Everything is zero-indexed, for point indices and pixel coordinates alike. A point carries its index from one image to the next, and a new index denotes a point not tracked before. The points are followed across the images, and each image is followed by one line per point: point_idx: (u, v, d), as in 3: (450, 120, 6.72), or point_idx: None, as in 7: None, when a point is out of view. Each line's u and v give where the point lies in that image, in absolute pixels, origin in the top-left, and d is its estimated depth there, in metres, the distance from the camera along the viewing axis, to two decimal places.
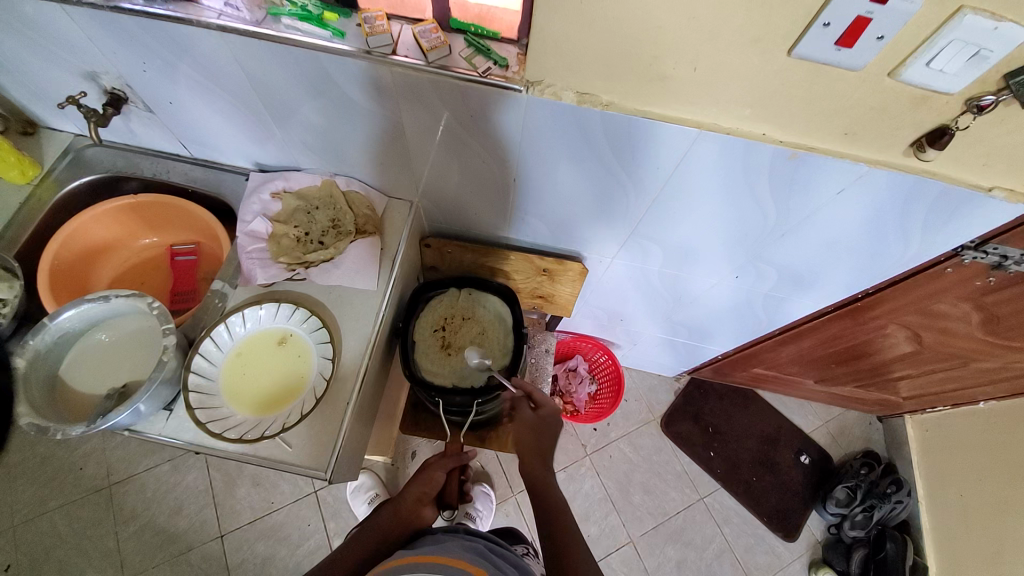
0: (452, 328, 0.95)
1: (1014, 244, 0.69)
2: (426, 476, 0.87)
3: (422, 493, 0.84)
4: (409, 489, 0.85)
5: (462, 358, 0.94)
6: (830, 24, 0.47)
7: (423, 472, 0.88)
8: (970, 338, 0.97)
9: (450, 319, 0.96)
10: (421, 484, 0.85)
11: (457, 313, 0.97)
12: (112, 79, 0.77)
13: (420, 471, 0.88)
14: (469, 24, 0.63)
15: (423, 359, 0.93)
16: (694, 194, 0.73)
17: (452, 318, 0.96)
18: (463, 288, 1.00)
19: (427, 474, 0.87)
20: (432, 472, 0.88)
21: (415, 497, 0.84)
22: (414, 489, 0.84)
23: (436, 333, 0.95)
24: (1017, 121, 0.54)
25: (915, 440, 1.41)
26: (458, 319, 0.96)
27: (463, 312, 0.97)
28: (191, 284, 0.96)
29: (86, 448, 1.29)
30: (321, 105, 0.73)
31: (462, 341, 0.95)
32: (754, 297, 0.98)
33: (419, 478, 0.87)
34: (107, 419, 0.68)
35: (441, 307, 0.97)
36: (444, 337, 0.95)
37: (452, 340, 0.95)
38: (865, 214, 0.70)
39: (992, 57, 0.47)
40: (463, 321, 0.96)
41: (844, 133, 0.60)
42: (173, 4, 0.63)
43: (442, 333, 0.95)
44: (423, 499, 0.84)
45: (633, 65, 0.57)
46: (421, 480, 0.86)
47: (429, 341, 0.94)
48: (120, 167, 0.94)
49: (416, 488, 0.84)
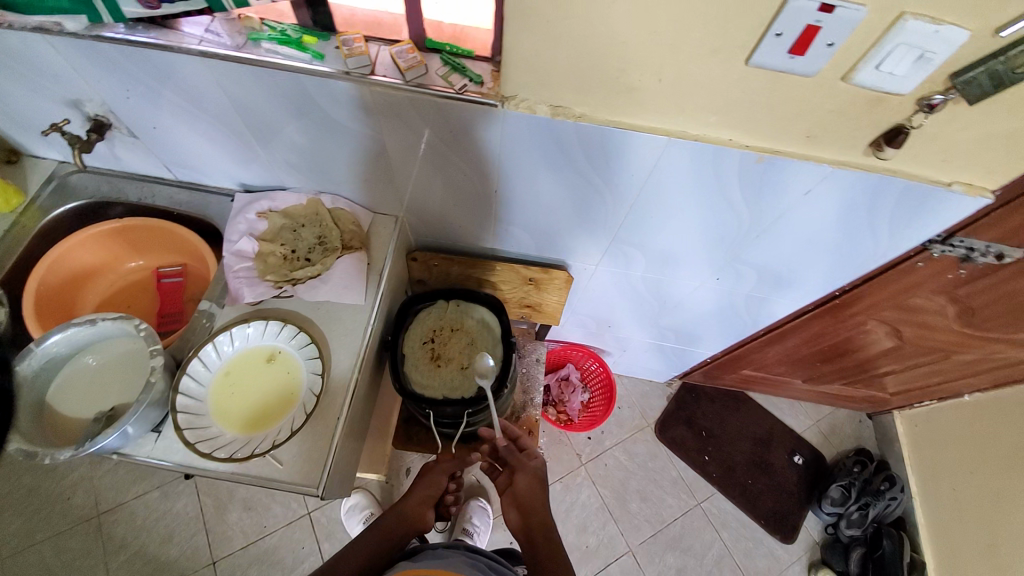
0: (442, 339, 0.96)
1: (979, 236, 0.73)
2: (430, 479, 0.88)
3: (426, 496, 0.86)
4: (413, 491, 0.87)
5: (452, 369, 0.94)
6: (782, 34, 0.50)
7: (426, 474, 0.89)
8: (948, 331, 0.99)
9: (439, 331, 0.97)
10: (425, 486, 0.87)
11: (446, 325, 0.98)
12: (96, 106, 0.78)
13: (422, 474, 0.89)
14: (445, 44, 0.66)
15: (414, 371, 0.93)
16: (669, 200, 0.76)
17: (441, 329, 0.97)
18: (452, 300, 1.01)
19: (428, 478, 0.88)
20: (433, 475, 0.89)
21: (419, 499, 0.85)
22: (419, 492, 0.86)
23: (426, 345, 0.95)
24: (967, 118, 0.57)
25: (905, 436, 1.42)
26: (447, 331, 0.97)
27: (452, 323, 0.98)
28: (177, 306, 0.96)
29: (74, 477, 1.27)
30: (304, 125, 0.75)
31: (451, 352, 0.95)
32: (737, 298, 1.00)
33: (422, 480, 0.88)
34: (94, 443, 0.68)
35: (430, 319, 0.98)
36: (434, 349, 0.95)
37: (442, 351, 0.95)
38: (834, 213, 0.73)
39: (936, 59, 0.50)
40: (452, 332, 0.97)
41: (806, 135, 0.62)
42: (155, 32, 0.65)
43: (432, 344, 0.96)
44: (426, 501, 0.85)
45: (601, 78, 0.60)
46: (425, 482, 0.88)
47: (418, 353, 0.94)
48: (105, 192, 0.94)
49: (421, 490, 0.86)
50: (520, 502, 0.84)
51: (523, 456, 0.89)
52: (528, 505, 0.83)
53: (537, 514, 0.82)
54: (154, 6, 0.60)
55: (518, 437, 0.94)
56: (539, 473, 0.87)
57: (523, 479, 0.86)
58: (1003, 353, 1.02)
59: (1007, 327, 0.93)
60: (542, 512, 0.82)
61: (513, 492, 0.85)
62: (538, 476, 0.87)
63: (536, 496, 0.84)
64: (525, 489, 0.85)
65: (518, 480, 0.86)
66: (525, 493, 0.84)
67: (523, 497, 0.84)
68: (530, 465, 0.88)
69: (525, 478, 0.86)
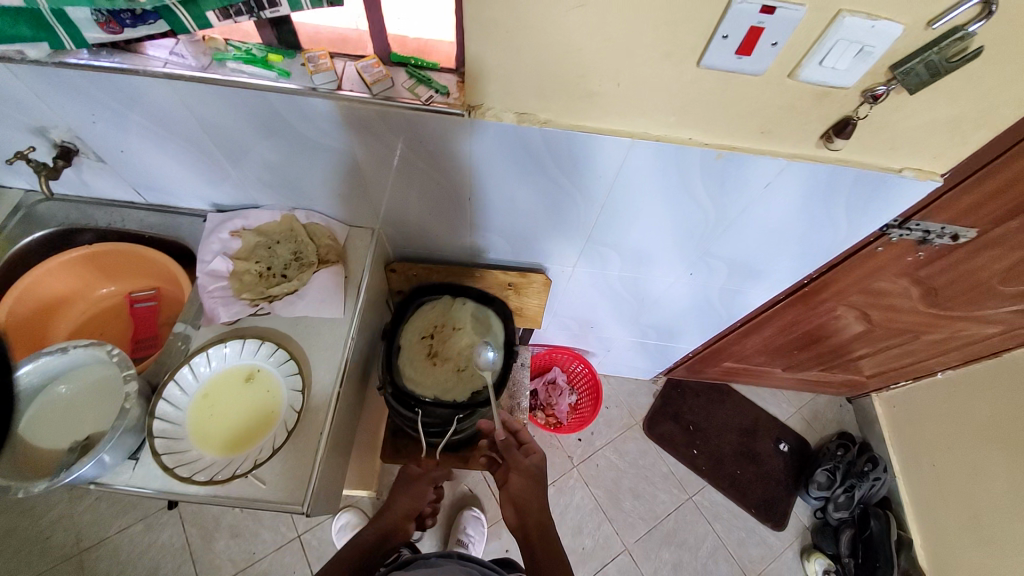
0: (441, 337, 0.96)
1: (932, 219, 0.76)
2: (415, 491, 0.89)
3: (410, 508, 0.87)
4: (397, 500, 0.88)
5: (446, 370, 0.93)
6: (728, 36, 0.52)
7: (413, 484, 0.90)
8: (914, 312, 1.03)
9: (440, 327, 0.97)
10: (410, 497, 0.88)
11: (447, 323, 0.97)
12: (61, 132, 0.77)
13: (407, 484, 0.90)
14: (409, 57, 0.67)
15: (409, 366, 0.93)
16: (638, 200, 0.78)
17: (442, 326, 0.97)
18: (457, 297, 1.01)
19: (416, 489, 0.89)
20: (419, 486, 0.90)
21: (403, 512, 0.87)
22: (404, 502, 0.88)
23: (425, 341, 0.96)
24: (909, 107, 0.60)
25: (884, 417, 1.46)
26: (448, 329, 0.96)
27: (453, 321, 0.97)
28: (152, 330, 0.95)
29: (52, 515, 1.23)
30: (274, 143, 0.75)
31: (448, 351, 0.95)
32: (711, 292, 1.02)
33: (409, 489, 0.89)
34: (69, 472, 0.66)
35: (432, 314, 0.98)
36: (431, 346, 0.95)
37: (439, 350, 0.95)
38: (795, 204, 0.76)
39: (875, 52, 0.53)
40: (452, 331, 0.96)
41: (760, 131, 0.65)
42: (118, 56, 0.64)
43: (430, 341, 0.96)
44: (411, 513, 0.87)
45: (562, 84, 0.61)
46: (410, 493, 0.89)
47: (416, 348, 0.95)
48: (74, 219, 0.93)
49: (405, 501, 0.88)
50: (514, 500, 0.85)
51: (518, 454, 0.90)
52: (522, 502, 0.85)
53: (533, 512, 0.83)
54: (117, 30, 0.60)
55: (518, 431, 0.94)
56: (534, 472, 0.87)
57: (517, 479, 0.87)
58: (968, 330, 1.06)
59: (968, 304, 0.97)
60: (537, 510, 0.84)
61: (508, 490, 0.86)
62: (532, 475, 0.87)
63: (529, 493, 0.85)
64: (519, 489, 0.86)
65: (512, 479, 0.87)
66: (520, 491, 0.85)
67: (519, 495, 0.85)
68: (524, 464, 0.88)
69: (520, 477, 0.87)
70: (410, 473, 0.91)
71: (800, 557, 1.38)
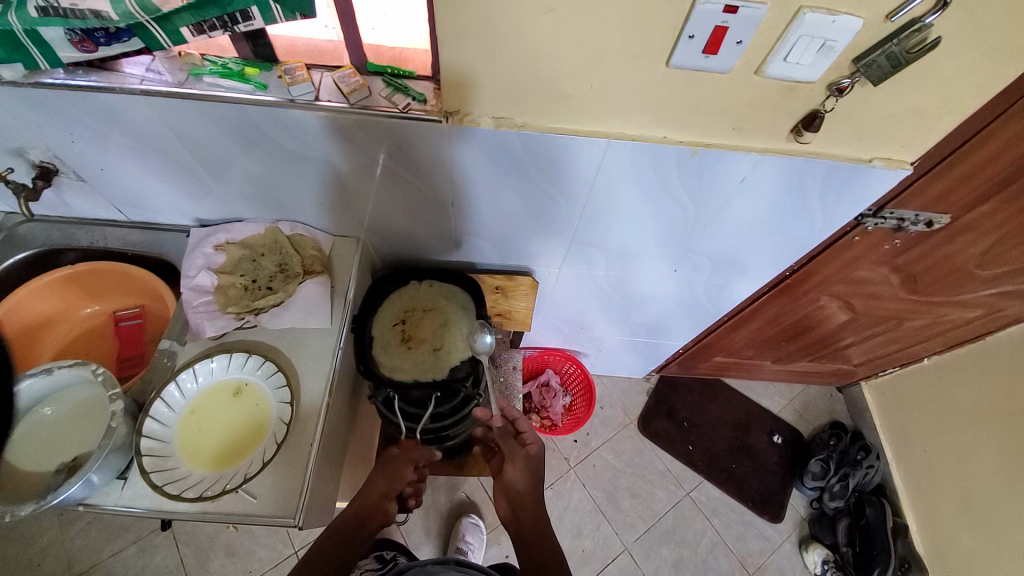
0: (414, 320, 0.90)
1: (905, 207, 0.78)
2: (393, 470, 0.85)
3: (388, 488, 0.84)
4: (374, 481, 0.84)
5: (424, 351, 0.87)
6: (694, 36, 0.54)
7: (391, 463, 0.86)
8: (896, 299, 1.04)
9: (411, 311, 0.92)
10: (387, 477, 0.85)
11: (418, 306, 0.93)
12: (39, 152, 0.77)
13: (386, 463, 0.86)
14: (386, 67, 0.68)
15: (382, 352, 0.86)
16: (618, 199, 0.79)
17: (413, 310, 0.92)
18: (425, 282, 0.97)
19: (394, 469, 0.85)
20: (399, 466, 0.86)
21: (379, 494, 0.83)
22: (380, 482, 0.84)
23: (397, 327, 0.89)
24: (874, 99, 0.62)
25: (875, 404, 1.48)
26: (419, 312, 0.92)
27: (424, 304, 0.93)
28: (138, 348, 0.94)
29: (42, 542, 1.21)
30: (255, 155, 0.75)
31: (423, 333, 0.89)
32: (696, 288, 1.03)
33: (386, 467, 0.86)
34: (56, 494, 0.66)
35: (400, 301, 0.93)
36: (404, 330, 0.89)
37: (413, 332, 0.89)
38: (772, 198, 0.77)
39: (837, 47, 0.54)
40: (424, 313, 0.92)
41: (732, 128, 0.66)
42: (95, 75, 0.65)
43: (403, 326, 0.90)
44: (389, 494, 0.83)
45: (537, 88, 0.62)
46: (389, 473, 0.85)
47: (388, 334, 0.88)
48: (56, 240, 0.92)
49: (382, 481, 0.84)
50: (509, 494, 0.86)
51: (516, 444, 0.91)
52: (518, 497, 0.86)
53: (527, 508, 0.84)
54: (92, 49, 0.60)
55: (516, 419, 0.94)
56: (531, 461, 0.89)
57: (513, 470, 0.88)
58: (949, 315, 1.08)
59: (947, 290, 0.99)
60: (533, 505, 0.84)
61: (503, 482, 0.88)
62: (529, 464, 0.88)
63: (525, 487, 0.86)
64: (514, 479, 0.87)
65: (508, 471, 0.88)
66: (516, 485, 0.86)
67: (514, 486, 0.86)
68: (520, 454, 0.89)
69: (516, 469, 0.88)
70: (391, 453, 0.87)
71: (798, 548, 1.39)
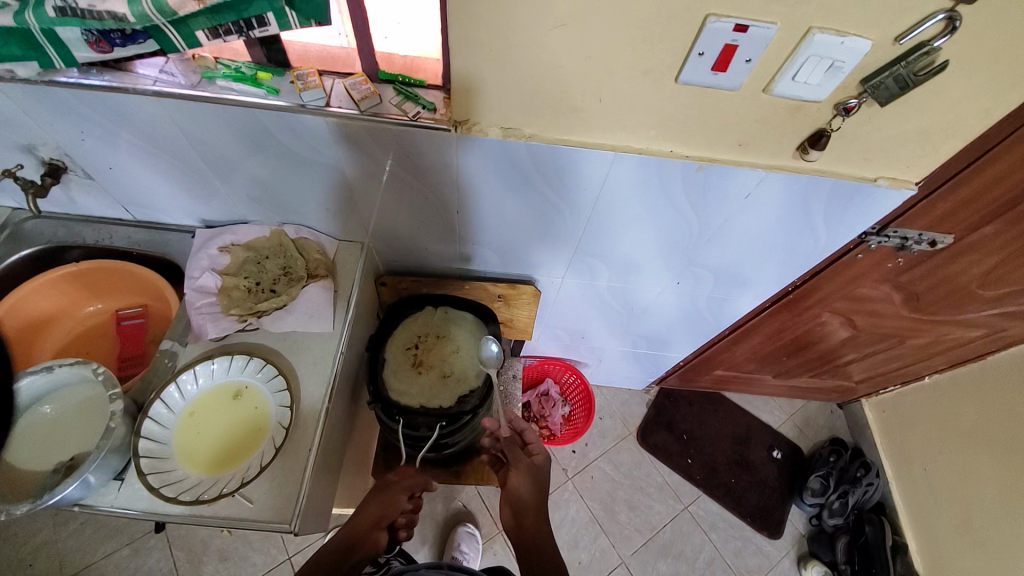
0: (426, 346, 0.95)
1: (909, 226, 0.78)
2: (387, 497, 0.86)
3: (378, 516, 0.84)
4: (367, 507, 0.85)
5: (432, 377, 0.92)
6: (704, 53, 0.54)
7: (386, 491, 0.87)
8: (898, 317, 1.04)
9: (424, 337, 0.97)
10: (379, 503, 0.85)
11: (431, 332, 0.97)
12: (50, 150, 0.77)
13: (381, 490, 0.87)
14: (398, 75, 0.68)
15: (393, 377, 0.92)
16: (623, 211, 0.79)
17: (426, 336, 0.97)
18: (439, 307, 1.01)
19: (387, 496, 0.86)
20: (393, 493, 0.86)
21: (371, 520, 0.83)
22: (372, 509, 0.84)
23: (409, 351, 0.95)
24: (880, 119, 0.63)
25: (875, 421, 1.47)
26: (432, 338, 0.96)
27: (436, 331, 0.97)
28: (139, 348, 0.94)
29: (35, 542, 1.20)
30: (263, 159, 0.75)
31: (433, 359, 0.94)
32: (699, 301, 1.03)
33: (379, 496, 0.86)
34: (53, 494, 0.65)
35: (415, 326, 0.98)
36: (416, 356, 0.94)
37: (424, 359, 0.94)
38: (777, 214, 0.77)
39: (845, 67, 0.55)
40: (436, 340, 0.96)
41: (739, 144, 0.67)
42: (108, 75, 0.65)
43: (415, 351, 0.95)
44: (378, 522, 0.83)
45: (546, 100, 0.63)
46: (382, 500, 0.86)
47: (400, 358, 0.93)
48: (61, 237, 0.93)
49: (374, 509, 0.84)
50: (511, 500, 0.86)
51: (522, 454, 0.91)
52: (518, 505, 0.85)
53: (529, 516, 0.84)
54: (107, 50, 0.60)
55: (523, 430, 0.95)
56: (535, 470, 0.89)
57: (515, 477, 0.88)
58: (952, 334, 1.08)
59: (950, 309, 0.99)
60: (534, 515, 0.84)
61: (506, 489, 0.88)
62: (531, 473, 0.88)
63: (528, 494, 0.86)
64: (516, 487, 0.87)
65: (512, 478, 0.88)
66: (519, 491, 0.86)
67: (517, 493, 0.87)
68: (524, 463, 0.89)
69: (519, 476, 0.88)
70: (387, 480, 0.88)
71: (796, 566, 1.37)
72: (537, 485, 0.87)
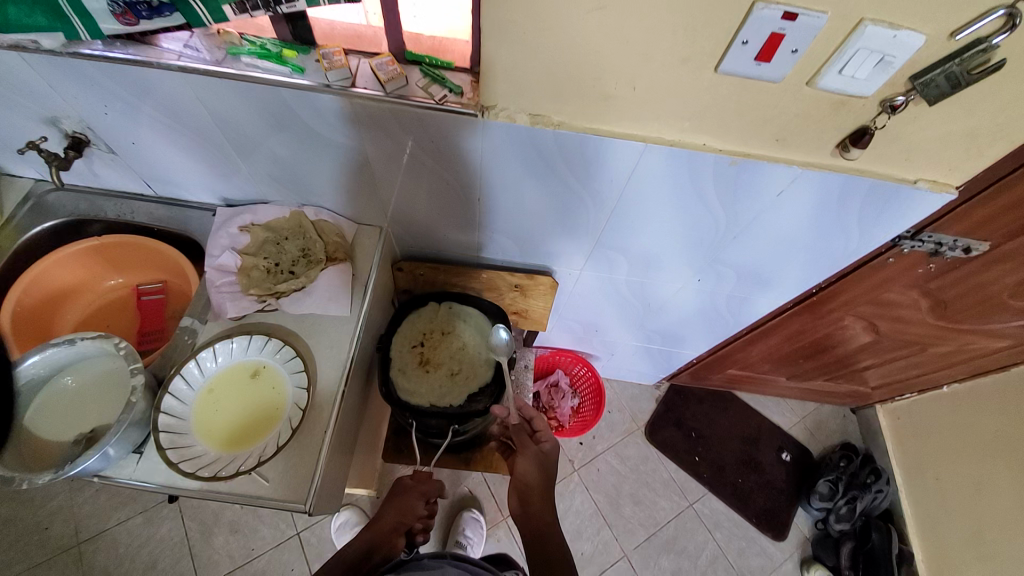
0: (431, 343, 0.96)
1: (945, 231, 0.76)
2: (405, 503, 0.87)
3: (397, 521, 0.85)
4: (385, 513, 0.86)
5: (440, 375, 0.94)
6: (749, 42, 0.52)
7: (403, 496, 0.89)
8: (923, 324, 1.02)
9: (429, 334, 0.98)
10: (397, 509, 0.86)
11: (436, 329, 0.98)
12: (73, 123, 0.77)
13: (398, 495, 0.89)
14: (424, 56, 0.67)
15: (400, 375, 0.93)
16: (650, 202, 0.77)
17: (431, 333, 0.98)
18: (443, 303, 1.02)
19: (404, 502, 0.87)
20: (409, 498, 0.88)
21: (391, 525, 0.84)
22: (392, 512, 0.86)
23: (415, 349, 0.96)
24: (926, 118, 0.60)
25: (889, 428, 1.45)
26: (437, 335, 0.98)
27: (441, 327, 0.99)
28: (158, 324, 0.95)
29: (52, 506, 1.24)
30: (286, 138, 0.75)
31: (440, 357, 0.95)
32: (718, 299, 1.02)
33: (395, 503, 0.87)
34: (74, 465, 0.66)
35: (420, 323, 0.99)
36: (422, 353, 0.95)
37: (431, 356, 0.95)
38: (808, 212, 0.75)
39: (896, 62, 0.52)
40: (442, 336, 0.98)
41: (775, 139, 0.65)
42: (133, 48, 0.64)
43: (421, 348, 0.96)
44: (397, 527, 0.84)
45: (579, 88, 0.61)
46: (400, 505, 0.87)
47: (406, 357, 0.94)
48: (83, 210, 0.93)
49: (393, 514, 0.85)
50: (518, 486, 0.86)
51: (529, 439, 0.90)
52: (526, 491, 0.85)
53: (535, 502, 0.83)
54: (133, 22, 0.60)
55: (532, 418, 0.93)
56: (543, 459, 0.88)
57: (522, 463, 0.87)
58: (976, 344, 1.05)
59: (977, 319, 0.96)
60: (540, 502, 0.83)
61: (514, 476, 0.87)
62: (538, 460, 0.87)
63: (535, 481, 0.85)
64: (522, 473, 0.86)
65: (519, 462, 0.87)
66: (525, 476, 0.86)
67: (523, 479, 0.86)
68: (531, 449, 0.88)
69: (525, 462, 0.87)
70: (403, 485, 0.90)
71: (799, 568, 1.37)
72: (543, 475, 0.86)
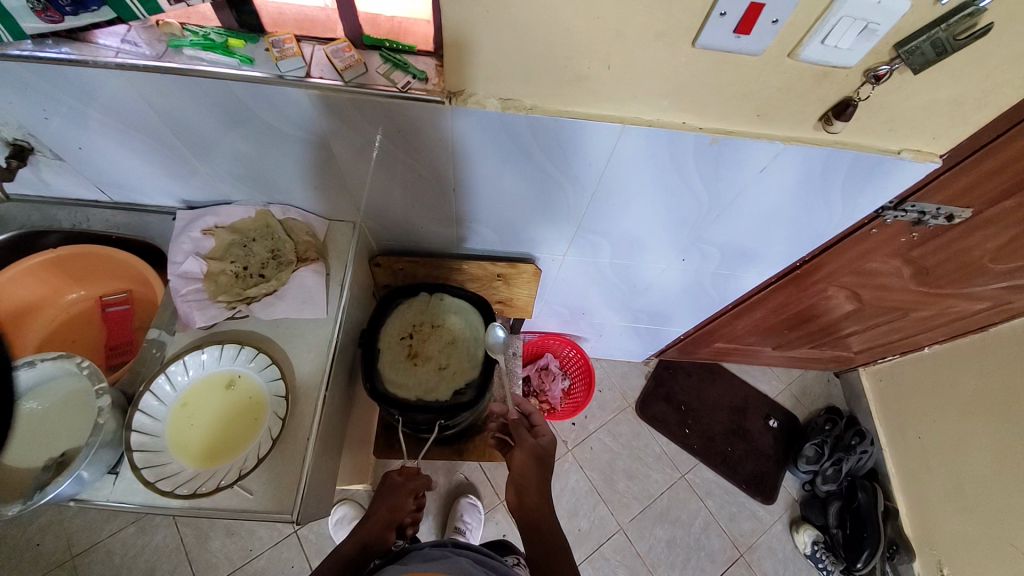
0: (421, 336, 0.93)
1: (928, 200, 0.75)
2: (395, 501, 0.86)
3: (390, 518, 0.84)
4: (375, 511, 0.85)
5: (429, 370, 0.91)
6: (727, 13, 0.49)
7: (393, 493, 0.87)
8: (904, 291, 1.03)
9: (419, 327, 0.94)
10: (388, 505, 0.85)
11: (425, 321, 0.95)
12: (11, 129, 0.71)
13: (388, 492, 0.87)
14: (383, 40, 0.63)
15: (388, 368, 0.90)
16: (631, 182, 0.74)
17: (421, 325, 0.94)
18: (434, 293, 0.99)
19: (395, 499, 0.86)
20: (400, 495, 0.87)
21: (383, 523, 0.83)
22: (383, 511, 0.84)
23: (403, 341, 0.92)
24: (912, 86, 0.58)
25: (871, 390, 1.49)
26: (427, 327, 0.94)
27: (432, 320, 0.95)
28: (128, 335, 0.91)
29: (41, 523, 1.21)
30: (243, 135, 0.70)
31: (430, 351, 0.92)
32: (704, 277, 1.01)
33: (386, 498, 0.86)
34: (45, 493, 0.64)
35: (409, 313, 0.96)
36: (411, 346, 0.92)
37: (420, 349, 0.92)
38: (792, 187, 0.73)
39: (880, 30, 0.50)
40: (431, 329, 0.94)
41: (757, 114, 0.62)
42: (65, 46, 0.58)
43: (410, 341, 0.92)
44: (391, 524, 0.84)
45: (551, 70, 0.58)
46: (389, 503, 0.86)
47: (395, 349, 0.91)
48: (36, 222, 0.87)
49: (382, 513, 0.84)
50: (515, 480, 0.84)
51: (527, 434, 0.89)
52: (522, 485, 0.83)
53: (531, 494, 0.82)
54: (57, 19, 0.54)
55: (530, 413, 0.94)
56: (538, 451, 0.86)
57: (519, 457, 0.86)
58: (957, 307, 1.06)
59: (957, 284, 0.97)
60: (536, 494, 0.82)
61: (511, 470, 0.86)
62: (535, 455, 0.85)
63: (532, 475, 0.84)
64: (519, 467, 0.85)
65: (515, 457, 0.86)
66: (522, 471, 0.84)
67: (521, 475, 0.84)
68: (529, 443, 0.87)
69: (523, 455, 0.86)
70: (392, 482, 0.89)
71: (789, 529, 1.41)
72: (540, 471, 0.84)
